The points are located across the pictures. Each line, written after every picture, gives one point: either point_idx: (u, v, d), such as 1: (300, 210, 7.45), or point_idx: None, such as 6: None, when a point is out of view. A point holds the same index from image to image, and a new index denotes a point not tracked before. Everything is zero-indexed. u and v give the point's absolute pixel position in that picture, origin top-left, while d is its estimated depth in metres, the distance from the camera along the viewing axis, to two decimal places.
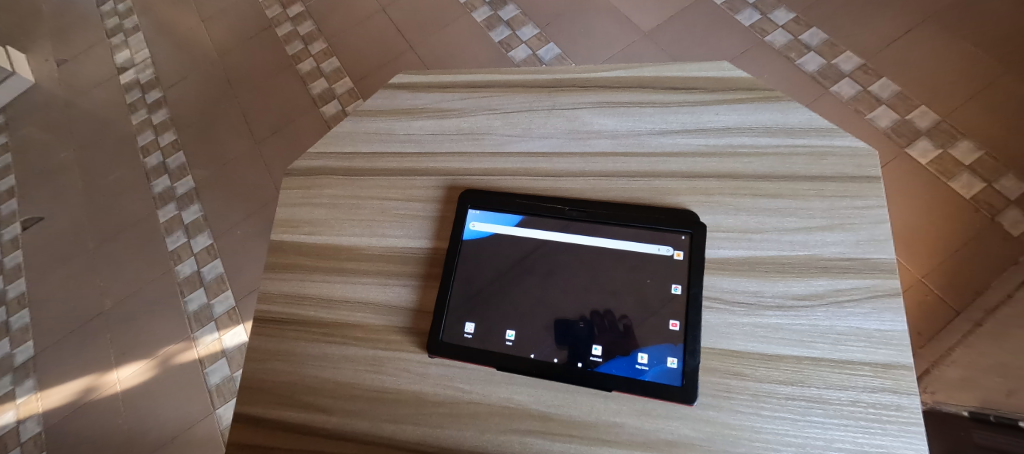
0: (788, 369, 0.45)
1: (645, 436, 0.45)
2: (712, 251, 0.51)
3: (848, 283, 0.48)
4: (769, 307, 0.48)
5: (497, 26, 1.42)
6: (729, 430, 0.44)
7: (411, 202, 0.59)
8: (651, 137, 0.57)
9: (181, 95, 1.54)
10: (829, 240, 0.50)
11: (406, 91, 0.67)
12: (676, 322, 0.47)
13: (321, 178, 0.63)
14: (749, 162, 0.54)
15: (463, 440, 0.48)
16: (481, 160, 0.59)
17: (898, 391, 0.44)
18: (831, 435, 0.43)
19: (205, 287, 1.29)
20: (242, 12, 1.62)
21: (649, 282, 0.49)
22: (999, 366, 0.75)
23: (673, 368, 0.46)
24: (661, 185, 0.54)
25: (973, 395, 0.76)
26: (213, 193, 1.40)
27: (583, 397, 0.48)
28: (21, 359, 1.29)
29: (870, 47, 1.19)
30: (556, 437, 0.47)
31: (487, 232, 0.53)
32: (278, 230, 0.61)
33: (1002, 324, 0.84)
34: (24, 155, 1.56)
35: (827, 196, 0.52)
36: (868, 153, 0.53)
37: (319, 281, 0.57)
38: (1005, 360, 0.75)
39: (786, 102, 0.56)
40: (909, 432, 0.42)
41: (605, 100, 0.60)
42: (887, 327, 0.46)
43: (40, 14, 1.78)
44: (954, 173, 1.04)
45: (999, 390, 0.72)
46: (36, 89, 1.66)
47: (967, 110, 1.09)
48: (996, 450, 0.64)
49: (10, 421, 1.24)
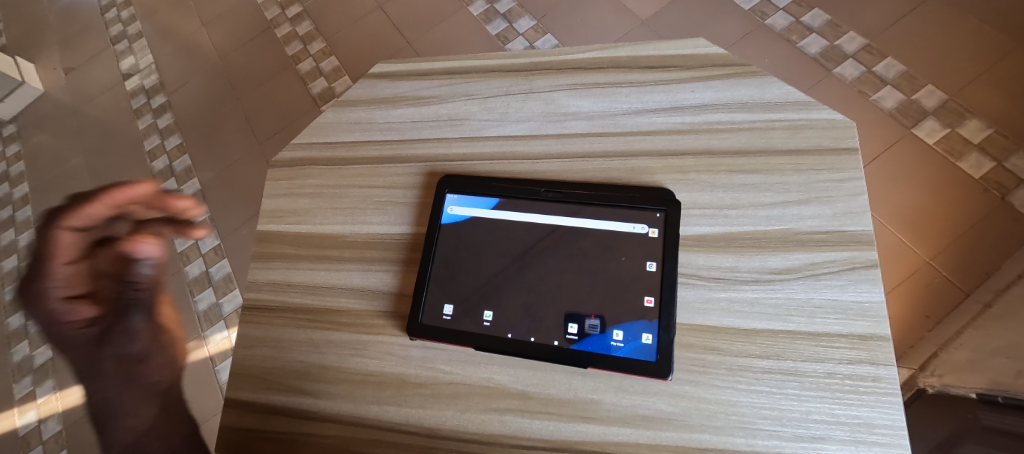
0: (764, 343, 0.45)
1: (623, 411, 0.46)
2: (688, 228, 0.51)
3: (825, 256, 0.48)
4: (745, 281, 0.48)
5: (493, 19, 1.42)
6: (706, 404, 0.45)
7: (392, 190, 0.60)
8: (627, 116, 0.57)
9: (183, 96, 1.57)
10: (806, 213, 0.49)
11: (386, 80, 0.67)
12: (651, 299, 0.47)
13: (307, 168, 0.64)
14: (725, 137, 0.54)
15: (444, 421, 0.49)
16: (460, 145, 0.60)
17: (876, 363, 0.44)
18: (808, 407, 0.43)
19: (213, 287, 1.31)
20: (240, 15, 1.65)
21: (624, 260, 0.49)
22: (1007, 347, 0.75)
23: (648, 344, 0.46)
24: (638, 163, 0.54)
25: (982, 377, 0.75)
26: (217, 194, 1.42)
27: (561, 375, 0.48)
28: (39, 361, 1.33)
29: (867, 27, 1.18)
30: (535, 415, 0.47)
31: (463, 215, 0.54)
32: (266, 221, 0.63)
33: (1012, 301, 0.82)
34: (36, 162, 1.60)
35: (804, 169, 0.51)
36: (847, 125, 0.52)
37: (304, 269, 0.58)
38: (1012, 342, 0.75)
39: (762, 78, 0.56)
40: (886, 402, 0.42)
41: (580, 82, 0.60)
42: (864, 298, 0.46)
43: (48, 26, 1.83)
44: (962, 153, 1.02)
45: (1007, 372, 0.72)
46: (44, 98, 1.70)
47: (973, 90, 1.07)
48: (1003, 432, 0.64)
49: (31, 420, 1.27)
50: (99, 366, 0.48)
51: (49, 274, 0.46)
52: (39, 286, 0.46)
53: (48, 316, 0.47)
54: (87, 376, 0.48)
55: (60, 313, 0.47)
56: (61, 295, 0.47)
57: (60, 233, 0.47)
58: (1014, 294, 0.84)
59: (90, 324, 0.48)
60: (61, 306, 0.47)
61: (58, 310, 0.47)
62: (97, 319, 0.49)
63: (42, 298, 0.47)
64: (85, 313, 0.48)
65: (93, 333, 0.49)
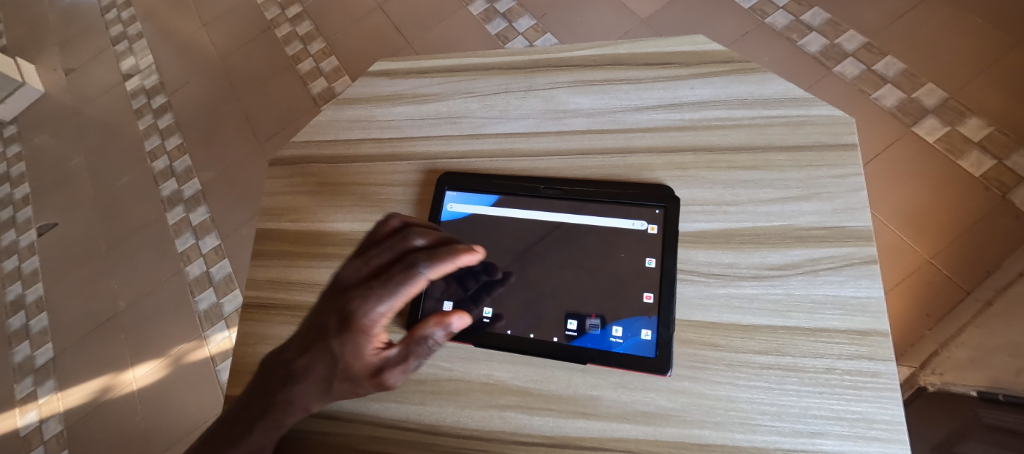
0: (763, 339, 0.46)
1: (623, 407, 0.46)
2: (688, 225, 0.51)
3: (824, 252, 0.48)
4: (744, 277, 0.48)
5: (493, 19, 1.42)
6: (705, 400, 0.45)
7: (391, 187, 0.60)
8: (627, 113, 0.57)
9: (184, 96, 1.58)
10: (805, 209, 0.49)
11: (386, 78, 0.67)
12: (650, 295, 0.47)
13: (306, 166, 0.64)
14: (724, 134, 0.54)
15: (444, 417, 0.49)
16: (460, 142, 0.60)
17: (874, 358, 0.44)
18: (807, 403, 0.43)
19: (214, 287, 1.31)
20: (240, 15, 1.65)
21: (623, 256, 0.49)
22: (1009, 346, 0.75)
23: (647, 340, 0.46)
24: (637, 160, 0.54)
25: (984, 375, 0.75)
26: (218, 194, 1.42)
27: (561, 372, 0.48)
28: (41, 361, 1.33)
29: (867, 25, 1.18)
30: (535, 412, 0.47)
31: (463, 212, 0.54)
32: (266, 219, 0.63)
33: (1014, 299, 0.82)
34: (36, 162, 1.60)
35: (803, 166, 0.51)
36: (846, 122, 0.52)
37: (304, 267, 0.59)
38: (1014, 340, 0.75)
39: (761, 74, 0.56)
40: (885, 398, 0.42)
41: (579, 79, 0.60)
42: (863, 294, 0.46)
43: (49, 27, 1.83)
44: (963, 151, 1.02)
45: (1008, 370, 0.72)
46: (45, 99, 1.70)
47: (974, 88, 1.07)
48: (1005, 430, 0.63)
49: (33, 420, 1.27)
50: (325, 377, 0.45)
51: (384, 290, 0.44)
52: (361, 288, 0.46)
53: (355, 321, 0.44)
54: (307, 379, 0.45)
55: (410, 341, 0.44)
56: (379, 316, 0.44)
57: (424, 267, 0.45)
58: (1016, 292, 0.83)
59: (362, 348, 0.44)
60: (368, 324, 0.44)
61: (363, 324, 0.44)
62: (386, 351, 0.45)
63: (351, 299, 0.45)
64: (377, 339, 0.44)
65: (388, 366, 0.44)
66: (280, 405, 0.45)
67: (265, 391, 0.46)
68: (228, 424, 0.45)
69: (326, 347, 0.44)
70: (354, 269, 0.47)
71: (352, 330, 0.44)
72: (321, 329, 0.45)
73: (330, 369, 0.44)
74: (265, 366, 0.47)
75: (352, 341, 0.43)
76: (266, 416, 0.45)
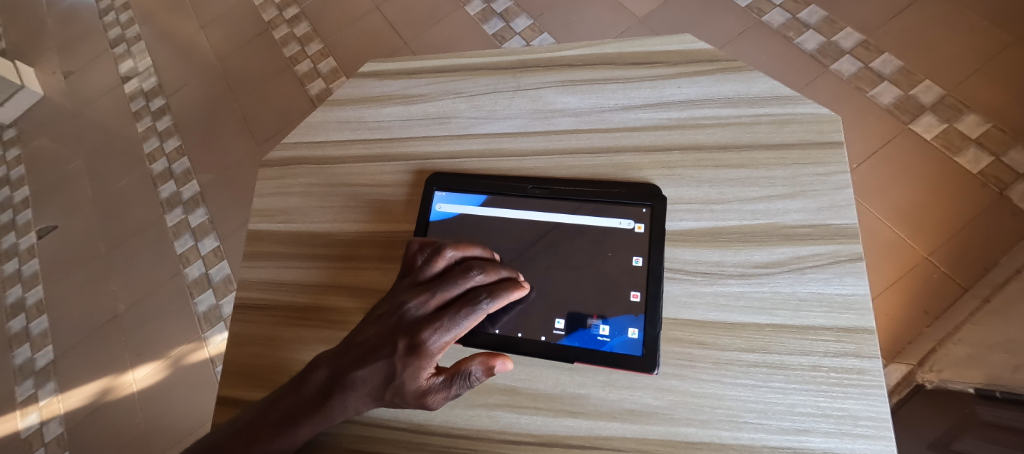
0: (750, 336, 0.46)
1: (610, 406, 0.46)
2: (674, 223, 0.51)
3: (810, 249, 0.48)
4: (730, 276, 0.48)
5: (490, 18, 1.42)
6: (691, 398, 0.45)
7: (381, 188, 0.60)
8: (614, 112, 0.57)
9: (182, 99, 1.58)
10: (791, 207, 0.50)
11: (376, 79, 0.68)
12: (637, 293, 0.48)
13: (296, 167, 0.65)
14: (711, 132, 0.54)
15: (433, 417, 0.49)
16: (448, 143, 0.60)
17: (860, 355, 0.44)
18: (793, 400, 0.43)
19: (213, 289, 1.32)
20: (238, 17, 1.66)
21: (611, 255, 0.49)
22: (1006, 343, 0.75)
23: (634, 339, 0.46)
24: (624, 159, 0.54)
25: (980, 372, 0.75)
26: (215, 195, 1.43)
27: (549, 371, 0.48)
28: (41, 363, 1.33)
29: (862, 23, 1.18)
30: (523, 410, 0.47)
31: (451, 212, 0.54)
32: (257, 220, 0.63)
33: (1012, 295, 0.82)
34: (36, 165, 1.60)
35: (789, 164, 0.52)
36: (832, 119, 0.53)
37: (295, 268, 0.59)
38: (1010, 337, 0.75)
39: (748, 73, 0.56)
40: (871, 394, 0.42)
41: (567, 79, 0.61)
42: (849, 292, 0.46)
43: (48, 30, 1.84)
44: (960, 148, 1.02)
45: (1005, 367, 0.72)
46: (44, 102, 1.71)
47: (970, 85, 1.07)
48: (1001, 427, 0.63)
49: (33, 423, 1.27)
50: (372, 390, 0.44)
51: (447, 317, 0.44)
52: (423, 312, 0.45)
53: (414, 345, 0.43)
54: (353, 389, 0.44)
55: (458, 372, 0.43)
56: (439, 342, 0.43)
57: (487, 300, 0.45)
58: (1013, 289, 0.83)
59: (417, 370, 0.43)
60: (428, 348, 0.43)
61: (423, 348, 0.43)
62: (435, 378, 0.44)
63: (413, 321, 0.45)
64: (432, 364, 0.44)
65: (435, 391, 0.44)
66: (323, 408, 0.45)
67: (309, 390, 0.46)
68: (265, 415, 0.46)
69: (380, 362, 0.44)
70: (416, 289, 0.47)
71: (410, 352, 0.43)
72: (378, 345, 0.45)
73: (384, 384, 0.44)
74: (312, 363, 0.48)
75: (409, 365, 0.43)
76: (308, 417, 0.46)
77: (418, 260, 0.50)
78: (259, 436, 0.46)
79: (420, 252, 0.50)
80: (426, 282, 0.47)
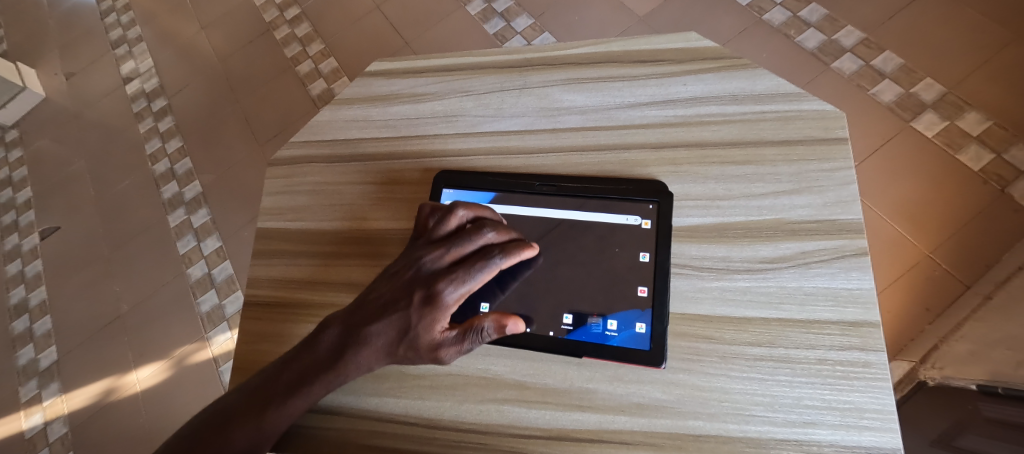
0: (757, 331, 0.46)
1: (618, 400, 0.46)
2: (681, 219, 0.51)
3: (816, 244, 0.48)
4: (737, 271, 0.48)
5: (491, 18, 1.43)
6: (699, 392, 0.45)
7: (389, 185, 0.60)
8: (620, 110, 0.58)
9: (184, 99, 1.59)
10: (796, 203, 0.50)
11: (382, 78, 0.68)
12: (644, 288, 0.48)
13: (304, 166, 0.65)
14: (716, 130, 0.54)
15: (442, 411, 0.49)
16: (456, 141, 0.61)
17: (866, 349, 0.44)
18: (799, 393, 0.43)
19: (216, 288, 1.32)
20: (240, 18, 1.66)
21: (618, 251, 0.50)
22: (1008, 339, 0.76)
23: (642, 333, 0.47)
24: (630, 156, 0.55)
25: (983, 369, 0.75)
26: (218, 195, 1.43)
27: (557, 365, 0.49)
28: (45, 363, 1.34)
29: (863, 21, 1.18)
30: (532, 405, 0.48)
31: None
32: (265, 218, 0.64)
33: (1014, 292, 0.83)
34: (39, 167, 1.61)
35: (794, 160, 0.52)
36: (836, 116, 0.53)
37: (303, 265, 0.59)
38: (1012, 333, 0.76)
39: (752, 70, 0.57)
40: (876, 388, 0.43)
41: (573, 77, 0.61)
42: (854, 286, 0.46)
43: (49, 31, 1.84)
44: (961, 145, 1.03)
45: (1007, 364, 0.72)
46: (46, 103, 1.71)
47: (971, 82, 1.07)
48: (1004, 423, 0.64)
49: (37, 423, 1.28)
50: (386, 345, 0.46)
51: (461, 270, 0.46)
52: (439, 266, 0.48)
53: (429, 297, 0.45)
54: (368, 342, 0.46)
55: (471, 327, 0.45)
56: (452, 294, 0.45)
57: (499, 256, 0.47)
58: (1015, 287, 0.84)
59: (431, 321, 0.45)
60: (442, 299, 0.45)
61: (437, 298, 0.45)
62: (449, 332, 0.45)
63: (428, 276, 0.47)
64: (446, 316, 0.45)
65: (448, 345, 0.45)
66: (335, 363, 0.46)
67: (323, 347, 0.47)
68: (276, 379, 0.47)
69: (395, 314, 0.46)
70: (430, 248, 0.49)
71: (426, 303, 0.45)
72: (394, 299, 0.47)
73: (399, 338, 0.46)
74: (324, 324, 0.49)
75: (424, 316, 0.45)
76: (319, 375, 0.46)
77: (429, 224, 0.52)
78: (273, 395, 0.46)
79: (431, 215, 0.52)
80: (438, 242, 0.50)
